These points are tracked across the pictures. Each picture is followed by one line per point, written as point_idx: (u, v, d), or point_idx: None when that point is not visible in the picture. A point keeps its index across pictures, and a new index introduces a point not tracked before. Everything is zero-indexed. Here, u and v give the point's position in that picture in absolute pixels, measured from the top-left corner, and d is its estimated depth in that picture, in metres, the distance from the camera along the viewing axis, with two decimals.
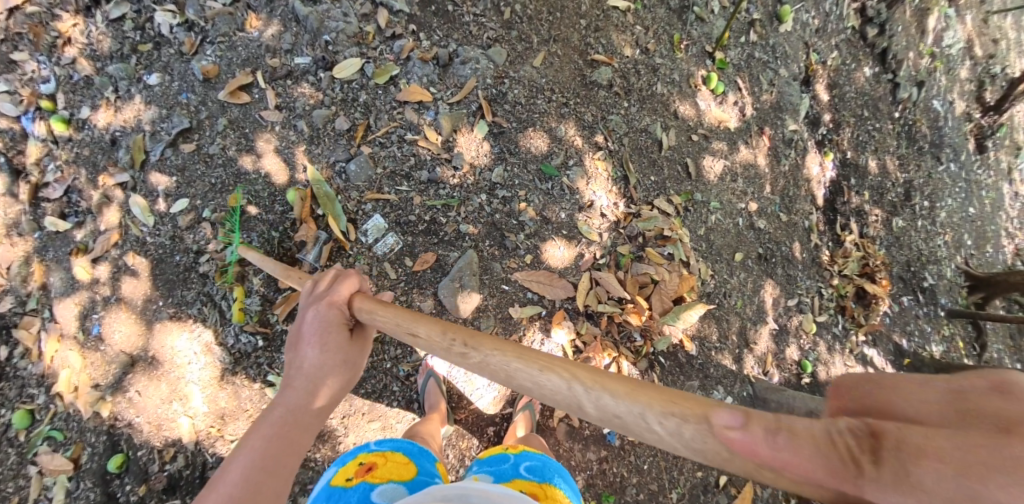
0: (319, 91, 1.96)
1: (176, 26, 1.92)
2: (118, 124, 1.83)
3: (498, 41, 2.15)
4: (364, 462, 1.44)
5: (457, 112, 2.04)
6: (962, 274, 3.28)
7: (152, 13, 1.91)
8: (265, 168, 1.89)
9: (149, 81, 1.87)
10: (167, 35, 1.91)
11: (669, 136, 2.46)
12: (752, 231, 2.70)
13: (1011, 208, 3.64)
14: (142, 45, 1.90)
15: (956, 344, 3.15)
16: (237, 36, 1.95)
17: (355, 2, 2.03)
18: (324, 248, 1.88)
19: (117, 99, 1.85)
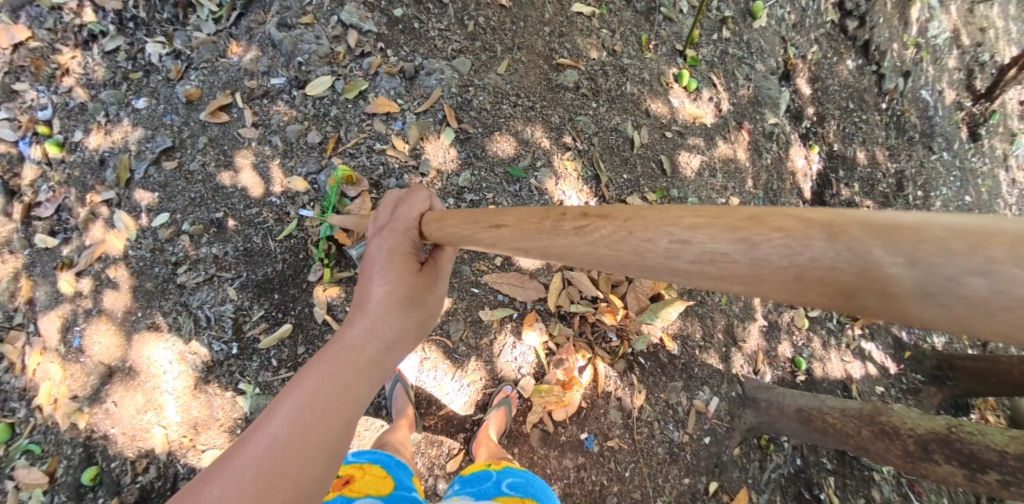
0: (294, 108, 2.05)
1: (165, 55, 2.07)
2: (107, 146, 1.96)
3: (463, 53, 2.26)
4: (340, 475, 1.38)
5: (424, 121, 2.14)
6: None
7: (144, 44, 2.07)
8: (242, 183, 1.96)
9: (137, 105, 2.00)
10: (156, 64, 2.06)
11: (641, 134, 2.56)
12: None
13: (1009, 196, 3.63)
14: (132, 73, 2.04)
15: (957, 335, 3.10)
16: (219, 62, 2.08)
17: (327, 25, 2.13)
18: None
19: (107, 123, 1.98)
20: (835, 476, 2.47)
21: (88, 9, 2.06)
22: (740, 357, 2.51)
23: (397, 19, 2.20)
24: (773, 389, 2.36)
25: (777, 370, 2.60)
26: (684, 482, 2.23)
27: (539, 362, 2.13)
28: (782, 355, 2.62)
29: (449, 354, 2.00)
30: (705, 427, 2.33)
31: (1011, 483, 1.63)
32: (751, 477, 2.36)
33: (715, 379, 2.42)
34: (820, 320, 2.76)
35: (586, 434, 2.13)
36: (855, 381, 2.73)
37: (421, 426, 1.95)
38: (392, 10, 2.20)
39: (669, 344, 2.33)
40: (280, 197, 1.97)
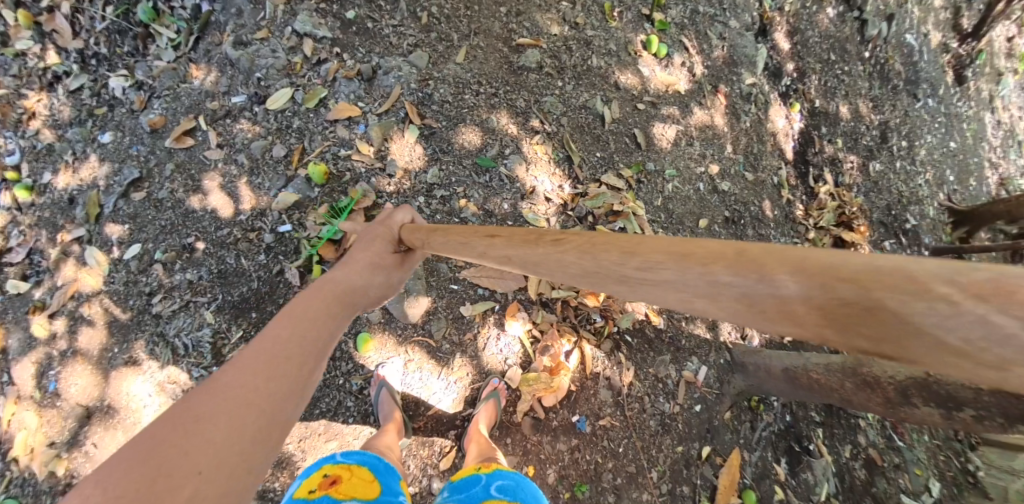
0: (257, 124, 2.06)
1: (128, 87, 2.09)
2: (76, 184, 1.99)
3: (419, 46, 2.27)
4: (328, 474, 1.44)
5: (387, 121, 2.16)
6: (946, 211, 3.34)
7: (107, 79, 2.10)
8: (211, 205, 1.97)
9: (103, 139, 2.03)
10: (120, 97, 2.08)
11: (612, 108, 2.57)
12: (716, 195, 2.77)
13: (993, 138, 3.68)
14: (97, 108, 2.07)
15: None
16: (181, 87, 2.08)
17: (282, 37, 2.13)
18: None
19: (74, 161, 2.01)
20: (824, 427, 2.55)
21: (50, 51, 2.10)
22: (728, 324, 2.55)
23: (351, 21, 2.20)
24: (762, 352, 2.38)
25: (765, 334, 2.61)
26: (677, 450, 2.29)
27: (525, 351, 2.17)
28: None
29: (432, 353, 2.06)
30: (695, 397, 2.37)
31: (985, 417, 1.69)
32: (743, 438, 2.41)
33: (702, 349, 2.45)
34: None
35: (578, 416, 2.19)
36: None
37: (411, 429, 1.99)
38: (344, 13, 2.19)
39: (654, 318, 2.37)
40: (249, 214, 1.98)
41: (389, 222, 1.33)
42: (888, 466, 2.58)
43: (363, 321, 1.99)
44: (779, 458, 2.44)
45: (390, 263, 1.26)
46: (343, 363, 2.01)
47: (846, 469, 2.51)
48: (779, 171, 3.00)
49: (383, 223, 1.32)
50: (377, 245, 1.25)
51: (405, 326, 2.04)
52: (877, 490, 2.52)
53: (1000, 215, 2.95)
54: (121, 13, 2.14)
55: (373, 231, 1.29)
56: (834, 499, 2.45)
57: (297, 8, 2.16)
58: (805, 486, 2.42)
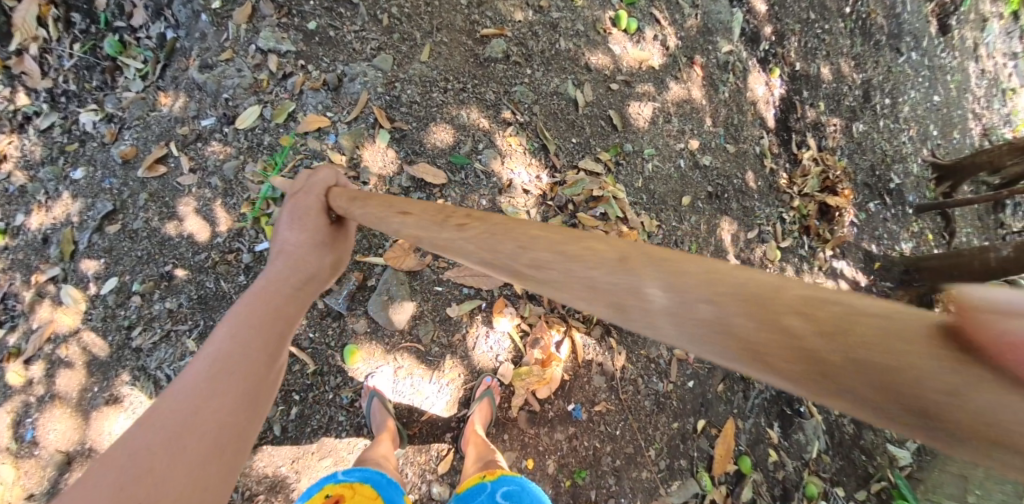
0: (228, 144, 2.07)
1: (99, 121, 2.11)
2: (49, 223, 1.99)
3: (383, 49, 2.26)
4: (331, 494, 1.50)
5: (356, 129, 2.17)
6: (929, 167, 3.38)
7: (78, 115, 2.11)
8: (188, 230, 1.98)
9: (75, 176, 2.03)
10: (91, 131, 2.09)
11: (584, 91, 2.57)
12: (698, 171, 2.76)
13: (977, 89, 3.76)
14: (68, 145, 2.07)
15: (926, 237, 3.27)
16: (150, 116, 2.11)
17: (247, 56, 2.14)
18: None
19: (48, 200, 2.01)
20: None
21: (19, 92, 2.10)
22: None
23: (313, 31, 2.19)
24: None
25: None
26: (672, 427, 2.33)
27: (516, 347, 2.19)
28: None
29: (422, 358, 2.08)
30: (688, 373, 2.41)
31: None
32: (737, 407, 2.46)
33: None
34: (792, 250, 2.89)
35: (572, 405, 2.22)
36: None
37: (405, 438, 2.03)
38: (306, 25, 2.19)
39: None
40: (227, 235, 1.99)
41: (290, 219, 1.26)
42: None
43: (349, 333, 2.00)
44: (772, 425, 2.50)
45: (320, 241, 1.26)
46: (331, 377, 1.99)
47: (835, 427, 2.60)
48: (761, 140, 2.99)
49: (301, 210, 1.27)
50: (300, 231, 1.25)
51: (390, 334, 2.04)
52: (864, 442, 2.62)
53: (983, 167, 3.05)
54: (87, 49, 2.18)
55: (285, 218, 1.27)
56: (824, 456, 2.54)
57: (259, 25, 2.17)
58: (798, 447, 2.50)
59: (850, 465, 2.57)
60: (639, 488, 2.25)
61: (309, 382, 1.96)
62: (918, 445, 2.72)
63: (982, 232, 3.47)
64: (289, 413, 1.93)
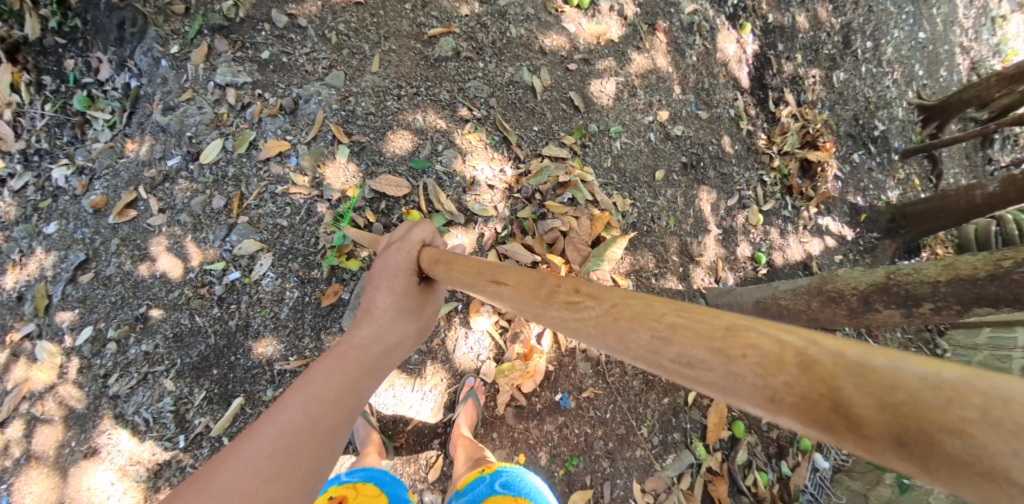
0: (194, 181, 2.12)
1: (70, 175, 2.19)
2: (24, 280, 2.07)
3: (335, 66, 2.33)
4: (334, 495, 1.62)
5: (316, 148, 2.19)
6: (916, 109, 3.35)
7: (50, 172, 2.20)
8: (160, 269, 2.04)
9: (48, 230, 2.12)
10: (64, 186, 2.18)
11: (541, 77, 2.58)
12: (670, 142, 2.76)
13: (964, 20, 3.63)
14: (41, 202, 2.16)
15: (912, 183, 3.27)
16: (119, 163, 2.18)
17: (206, 93, 2.20)
18: (296, 303, 2.04)
19: (21, 259, 2.09)
20: None
21: None
22: (700, 270, 2.62)
23: (267, 60, 2.27)
24: (735, 291, 2.50)
25: (739, 272, 2.70)
26: (663, 402, 2.29)
27: (496, 344, 2.20)
28: (742, 256, 2.72)
29: (402, 367, 2.05)
30: None
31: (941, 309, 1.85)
32: None
33: (677, 300, 2.52)
34: (774, 213, 2.86)
35: (560, 394, 2.20)
36: (814, 259, 2.87)
37: (392, 449, 2.00)
38: (260, 55, 2.27)
39: (620, 281, 2.43)
40: (200, 268, 2.04)
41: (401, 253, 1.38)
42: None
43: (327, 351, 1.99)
44: None
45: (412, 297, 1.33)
46: None
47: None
48: (735, 103, 2.94)
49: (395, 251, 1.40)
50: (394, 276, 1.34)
51: None
52: None
53: (970, 102, 2.99)
54: (58, 107, 2.28)
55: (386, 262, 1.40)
56: None
57: (216, 62, 2.24)
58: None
59: None
60: (635, 467, 2.22)
61: None
62: None
63: (971, 172, 3.41)
64: None
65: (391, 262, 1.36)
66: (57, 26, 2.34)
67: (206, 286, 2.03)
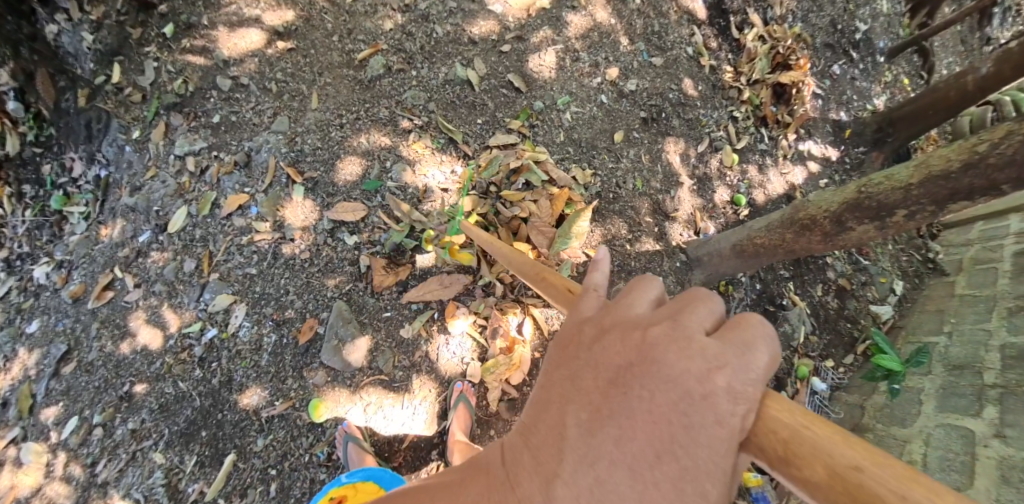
0: (165, 250, 2.24)
1: (51, 270, 2.33)
2: (9, 383, 2.18)
3: (279, 112, 2.41)
4: (334, 497, 1.77)
5: (273, 194, 2.26)
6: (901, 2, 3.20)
7: (32, 270, 2.34)
8: (141, 343, 2.14)
9: (31, 328, 2.25)
10: (46, 282, 2.31)
11: (477, 66, 2.59)
12: (625, 100, 2.70)
13: None
14: (25, 302, 2.31)
15: (902, 84, 3.08)
16: (95, 249, 2.30)
17: (168, 167, 2.33)
18: (279, 334, 2.12)
19: (7, 361, 2.21)
20: (793, 280, 2.52)
21: None
22: (677, 225, 2.55)
23: (218, 123, 2.40)
24: (706, 240, 2.44)
25: (718, 219, 2.62)
26: None
27: (478, 344, 2.20)
28: (720, 202, 2.64)
29: (388, 387, 2.11)
30: None
31: (913, 215, 1.80)
32: None
33: (655, 262, 2.45)
34: (750, 149, 2.75)
35: None
36: (798, 188, 2.73)
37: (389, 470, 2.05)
38: (211, 120, 2.40)
39: (592, 254, 2.41)
40: (178, 332, 2.14)
41: (746, 407, 0.41)
42: (855, 288, 2.57)
43: (313, 388, 2.08)
44: None
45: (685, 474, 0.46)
46: (301, 439, 2.05)
47: (820, 307, 2.52)
48: (693, 38, 2.85)
49: (711, 378, 0.41)
50: (656, 478, 0.39)
51: (351, 375, 2.09)
52: (849, 311, 2.53)
53: None
54: (38, 211, 2.42)
55: (649, 338, 0.45)
56: (811, 337, 2.47)
57: (175, 136, 2.39)
58: (786, 340, 2.43)
59: (838, 336, 2.50)
60: None
61: (283, 451, 2.04)
62: (900, 297, 2.61)
63: (968, 56, 3.22)
64: (269, 490, 2.01)
65: (676, 395, 0.40)
66: (35, 138, 2.45)
67: (186, 351, 2.12)
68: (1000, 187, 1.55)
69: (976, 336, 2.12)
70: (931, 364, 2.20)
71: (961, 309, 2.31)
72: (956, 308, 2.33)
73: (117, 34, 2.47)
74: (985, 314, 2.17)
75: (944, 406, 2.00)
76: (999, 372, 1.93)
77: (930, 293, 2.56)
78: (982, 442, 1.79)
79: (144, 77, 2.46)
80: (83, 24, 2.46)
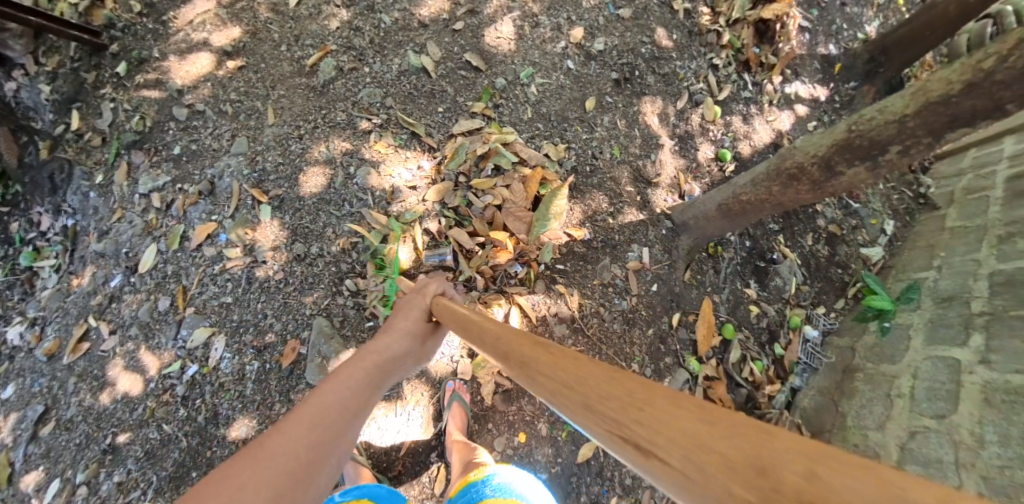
0: (138, 291, 2.09)
1: (24, 329, 2.19)
2: None
3: (238, 132, 2.27)
4: None
5: (241, 217, 2.15)
6: None
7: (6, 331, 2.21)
8: (122, 390, 1.99)
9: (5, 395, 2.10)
10: (20, 342, 2.18)
11: (431, 50, 2.46)
12: (594, 62, 2.54)
13: None
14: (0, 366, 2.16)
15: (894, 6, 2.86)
16: (67, 301, 2.16)
17: (136, 207, 2.18)
18: (262, 362, 2.02)
19: None
20: (783, 232, 2.46)
21: None
22: (660, 191, 2.43)
23: (179, 154, 2.23)
24: (691, 203, 2.30)
25: (704, 180, 2.50)
26: (649, 332, 2.22)
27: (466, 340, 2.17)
28: (703, 159, 2.51)
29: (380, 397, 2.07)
30: (648, 279, 2.29)
31: (906, 150, 1.66)
32: (710, 286, 2.34)
33: (641, 232, 2.35)
34: (732, 98, 2.59)
35: None
36: (785, 135, 2.58)
37: (388, 479, 2.06)
38: (172, 151, 2.23)
39: (577, 233, 2.30)
40: (157, 376, 2.00)
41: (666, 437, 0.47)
42: (846, 233, 2.54)
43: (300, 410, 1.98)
44: (748, 283, 2.39)
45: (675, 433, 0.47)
46: None
47: (811, 256, 2.47)
48: None
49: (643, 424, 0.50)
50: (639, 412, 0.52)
51: None
52: (840, 258, 2.49)
53: None
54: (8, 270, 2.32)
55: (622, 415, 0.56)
56: (803, 287, 2.42)
57: (137, 175, 2.21)
58: (778, 293, 2.39)
59: (829, 284, 2.46)
60: None
61: None
62: (890, 236, 2.58)
63: None
64: None
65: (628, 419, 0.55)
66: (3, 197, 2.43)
67: (170, 391, 1.98)
68: (1004, 106, 1.44)
69: (966, 267, 2.14)
70: (920, 298, 2.21)
71: (952, 243, 2.30)
72: (946, 242, 2.33)
73: (72, 81, 2.30)
74: (976, 244, 2.18)
75: (933, 338, 2.02)
76: (987, 298, 1.96)
77: (923, 226, 2.56)
78: (968, 369, 1.83)
79: (102, 119, 2.27)
80: (41, 77, 2.33)
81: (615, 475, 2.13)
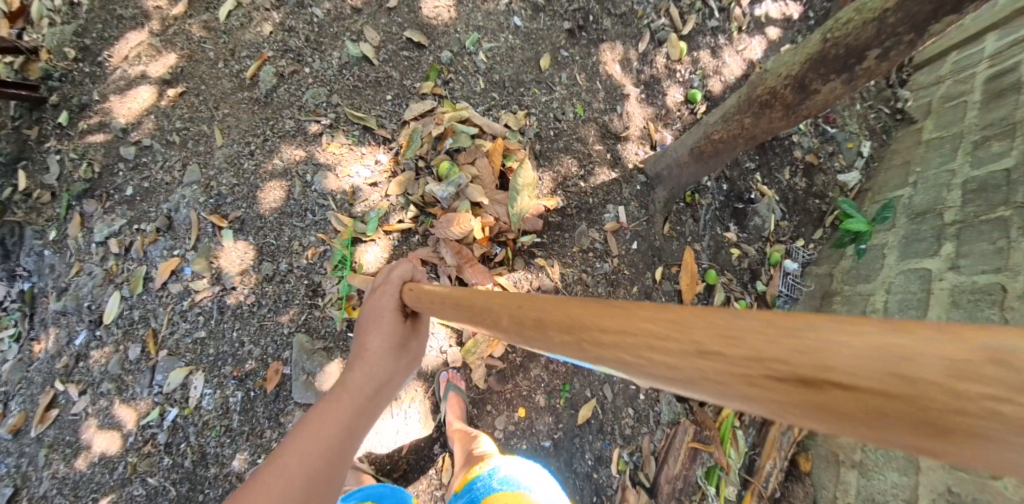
0: (105, 345, 2.09)
1: None
2: None
3: (189, 160, 2.24)
4: None
5: (203, 247, 2.14)
6: None
7: None
8: (98, 451, 2.00)
9: None
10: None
11: (370, 36, 2.33)
12: (543, 15, 2.36)
13: None
14: None
15: None
16: (29, 371, 2.12)
17: (94, 256, 2.16)
18: (252, 385, 2.07)
19: None
20: (760, 169, 2.40)
21: None
22: (631, 143, 2.29)
23: (132, 195, 2.22)
24: (660, 154, 2.17)
25: (675, 125, 2.37)
26: (633, 291, 2.14)
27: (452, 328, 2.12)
28: (673, 103, 2.34)
29: None
30: (628, 238, 2.19)
31: (889, 52, 1.43)
32: (691, 234, 2.28)
33: (613, 191, 2.22)
34: (698, 32, 2.42)
35: None
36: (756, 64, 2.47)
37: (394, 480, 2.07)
38: (125, 194, 2.22)
39: (549, 201, 2.15)
40: (135, 428, 2.02)
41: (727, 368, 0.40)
42: (823, 161, 2.48)
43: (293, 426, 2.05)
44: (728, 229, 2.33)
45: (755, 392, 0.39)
46: None
47: (789, 191, 2.42)
48: None
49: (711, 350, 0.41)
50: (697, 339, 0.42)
51: None
52: (817, 188, 2.44)
53: None
54: None
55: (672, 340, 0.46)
56: (783, 223, 2.40)
57: (92, 224, 2.21)
58: (758, 233, 2.36)
59: (807, 216, 2.44)
60: None
61: None
62: (868, 158, 2.51)
63: None
64: None
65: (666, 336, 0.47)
66: None
67: (153, 439, 2.02)
68: None
69: (941, 178, 2.14)
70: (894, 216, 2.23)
71: (928, 156, 2.27)
72: (923, 155, 2.28)
73: (16, 140, 2.29)
74: (951, 154, 2.17)
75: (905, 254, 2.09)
76: (959, 207, 2.00)
77: (898, 143, 2.48)
78: (938, 277, 1.93)
79: (49, 174, 2.26)
80: None
81: (615, 430, 2.15)
